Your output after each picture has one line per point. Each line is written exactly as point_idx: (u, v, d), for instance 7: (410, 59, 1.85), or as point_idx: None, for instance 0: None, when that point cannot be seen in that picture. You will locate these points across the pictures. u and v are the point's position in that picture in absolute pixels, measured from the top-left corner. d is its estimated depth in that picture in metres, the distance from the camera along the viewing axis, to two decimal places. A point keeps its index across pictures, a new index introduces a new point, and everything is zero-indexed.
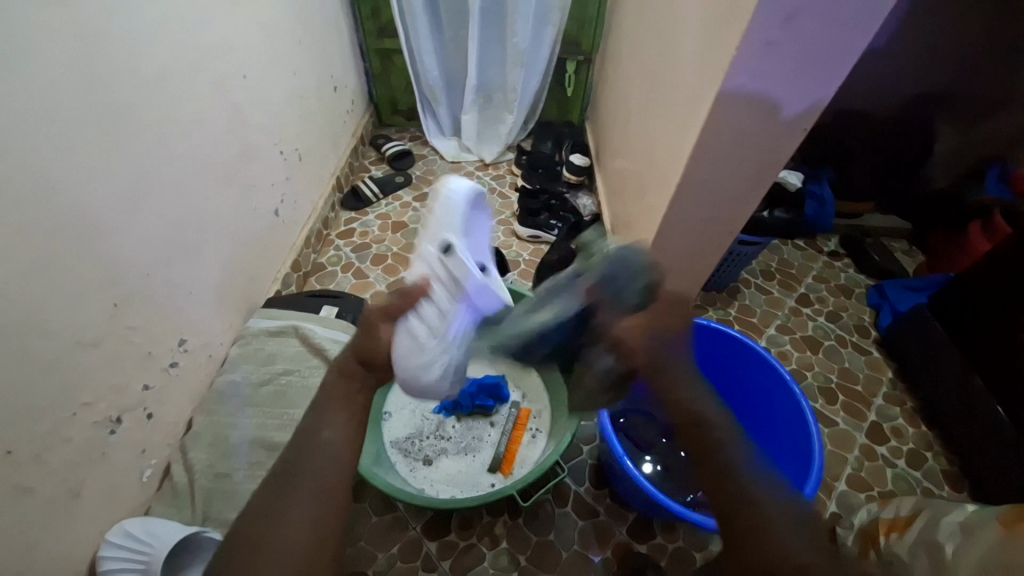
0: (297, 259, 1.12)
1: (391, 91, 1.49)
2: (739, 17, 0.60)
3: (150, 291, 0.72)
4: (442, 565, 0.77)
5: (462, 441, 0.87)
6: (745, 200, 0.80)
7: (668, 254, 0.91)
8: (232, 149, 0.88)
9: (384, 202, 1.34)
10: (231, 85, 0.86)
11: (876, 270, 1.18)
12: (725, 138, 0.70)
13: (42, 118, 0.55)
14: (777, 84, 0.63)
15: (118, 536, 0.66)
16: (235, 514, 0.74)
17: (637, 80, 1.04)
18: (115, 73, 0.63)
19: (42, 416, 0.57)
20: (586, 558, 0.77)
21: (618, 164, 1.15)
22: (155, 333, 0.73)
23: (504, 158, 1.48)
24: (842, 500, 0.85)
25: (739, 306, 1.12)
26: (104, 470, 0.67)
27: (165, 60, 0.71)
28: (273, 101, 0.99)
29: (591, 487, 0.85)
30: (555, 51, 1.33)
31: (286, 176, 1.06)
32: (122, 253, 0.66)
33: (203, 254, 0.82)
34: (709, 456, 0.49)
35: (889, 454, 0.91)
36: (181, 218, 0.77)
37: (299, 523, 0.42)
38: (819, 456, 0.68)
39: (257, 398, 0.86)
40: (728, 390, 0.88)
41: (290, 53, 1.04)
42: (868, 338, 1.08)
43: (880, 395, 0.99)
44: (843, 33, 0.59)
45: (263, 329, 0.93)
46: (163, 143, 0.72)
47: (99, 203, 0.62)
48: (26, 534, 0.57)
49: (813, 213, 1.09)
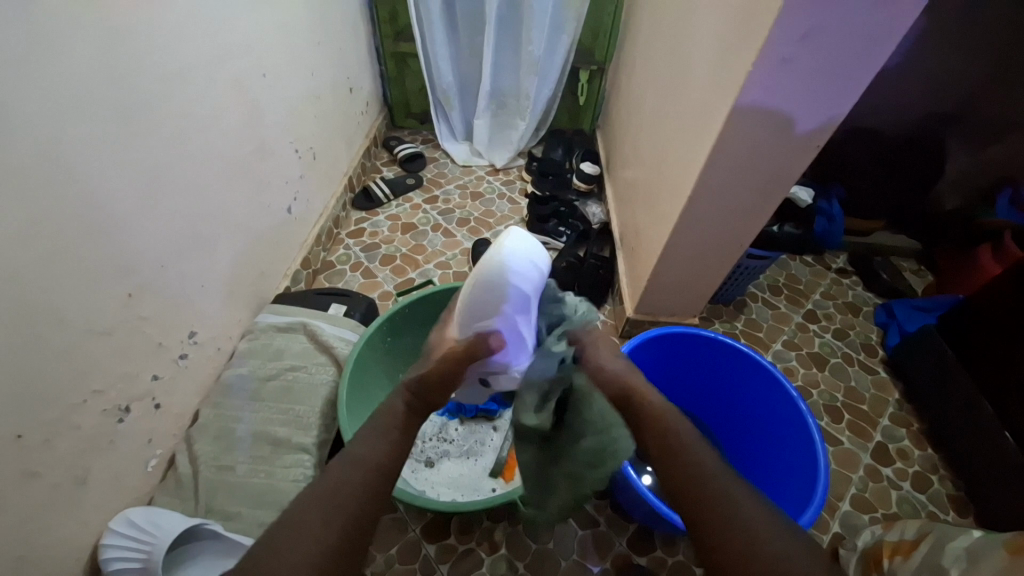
0: (307, 257, 1.12)
1: (405, 94, 1.50)
2: (755, 33, 0.60)
3: (162, 282, 0.72)
4: (441, 568, 0.76)
5: (464, 444, 0.87)
6: (755, 213, 0.80)
7: (677, 266, 0.91)
8: (248, 146, 0.89)
9: (394, 203, 1.35)
10: (250, 82, 0.87)
11: (885, 289, 1.18)
12: (738, 151, 0.70)
13: (67, 109, 0.56)
14: (792, 100, 0.64)
15: (121, 525, 0.67)
16: (238, 508, 0.75)
17: (650, 93, 1.05)
18: (137, 66, 0.64)
19: (51, 402, 0.58)
20: (585, 568, 0.77)
21: (629, 174, 1.16)
22: (166, 325, 0.74)
23: (515, 164, 1.49)
24: (845, 520, 0.84)
25: (745, 320, 1.12)
26: (110, 458, 0.67)
27: (186, 56, 0.72)
28: (290, 100, 1.00)
29: (593, 496, 0.84)
30: (569, 59, 1.34)
31: (299, 174, 1.07)
32: (136, 244, 0.67)
33: (215, 249, 0.83)
34: (691, 485, 0.48)
35: (895, 476, 0.90)
36: (197, 212, 0.78)
37: (308, 526, 0.42)
38: (824, 474, 0.67)
39: (263, 392, 0.86)
40: (731, 406, 0.88)
41: (308, 54, 1.05)
42: (875, 357, 1.08)
43: (886, 416, 0.98)
44: (859, 53, 0.59)
45: (271, 324, 0.94)
46: (182, 138, 0.73)
47: (116, 195, 0.63)
48: (29, 518, 0.57)
49: (822, 230, 1.12)
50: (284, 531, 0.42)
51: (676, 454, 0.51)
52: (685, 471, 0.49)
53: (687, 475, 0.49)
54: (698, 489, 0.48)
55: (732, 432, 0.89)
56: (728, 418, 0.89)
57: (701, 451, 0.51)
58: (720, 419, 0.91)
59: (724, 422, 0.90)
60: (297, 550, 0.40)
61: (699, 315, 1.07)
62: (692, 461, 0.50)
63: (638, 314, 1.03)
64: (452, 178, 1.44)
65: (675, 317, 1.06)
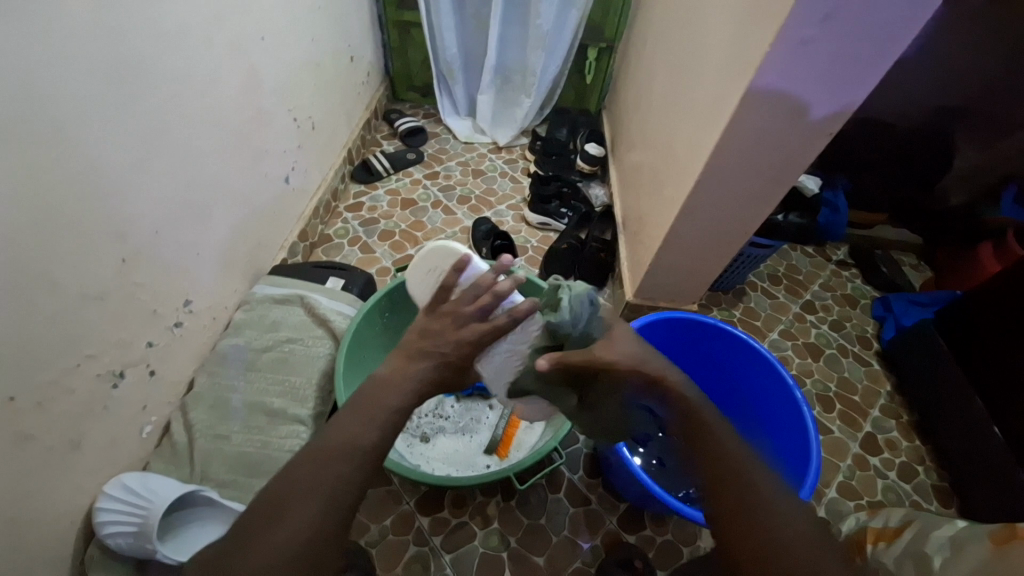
0: (305, 229, 1.11)
1: (407, 65, 1.46)
2: (775, 13, 0.59)
3: (157, 249, 0.71)
4: (434, 540, 0.78)
5: (460, 421, 0.88)
6: (762, 199, 0.78)
7: (680, 252, 0.91)
8: (245, 112, 0.86)
9: (394, 178, 1.33)
10: (248, 45, 0.84)
11: (883, 282, 1.18)
12: (748, 135, 0.69)
13: (55, 63, 0.53)
14: (808, 83, 0.62)
15: (115, 490, 0.67)
16: (233, 476, 0.75)
17: (661, 73, 1.02)
18: (132, 23, 0.62)
19: (46, 365, 0.57)
20: (576, 545, 0.78)
21: (635, 157, 1.14)
22: (162, 292, 0.73)
23: (518, 142, 1.47)
24: (831, 507, 0.86)
25: (744, 309, 1.12)
26: (105, 423, 0.67)
27: (183, 14, 0.69)
28: (289, 66, 0.97)
29: (585, 475, 0.85)
30: (578, 35, 1.31)
31: (297, 144, 1.05)
32: (132, 208, 0.66)
33: (211, 216, 0.81)
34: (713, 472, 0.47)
35: (882, 465, 0.92)
36: (193, 177, 0.76)
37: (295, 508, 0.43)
38: (815, 460, 0.69)
39: (259, 363, 0.85)
40: (725, 389, 0.89)
41: (308, 18, 1.01)
42: (869, 350, 1.08)
43: (877, 407, 1.00)
44: (879, 37, 0.57)
45: (268, 296, 0.93)
46: (178, 99, 0.71)
47: (110, 157, 0.61)
48: (24, 482, 0.57)
49: (827, 219, 1.11)
50: (291, 509, 0.43)
51: (713, 474, 0.47)
52: (745, 520, 0.44)
53: (739, 510, 0.44)
54: (742, 545, 0.43)
55: None
56: (719, 401, 0.90)
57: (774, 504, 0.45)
58: None
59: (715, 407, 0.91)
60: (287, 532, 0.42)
61: (696, 302, 1.07)
62: (769, 510, 0.44)
63: (637, 299, 1.04)
64: (453, 155, 1.42)
65: (674, 303, 1.06)
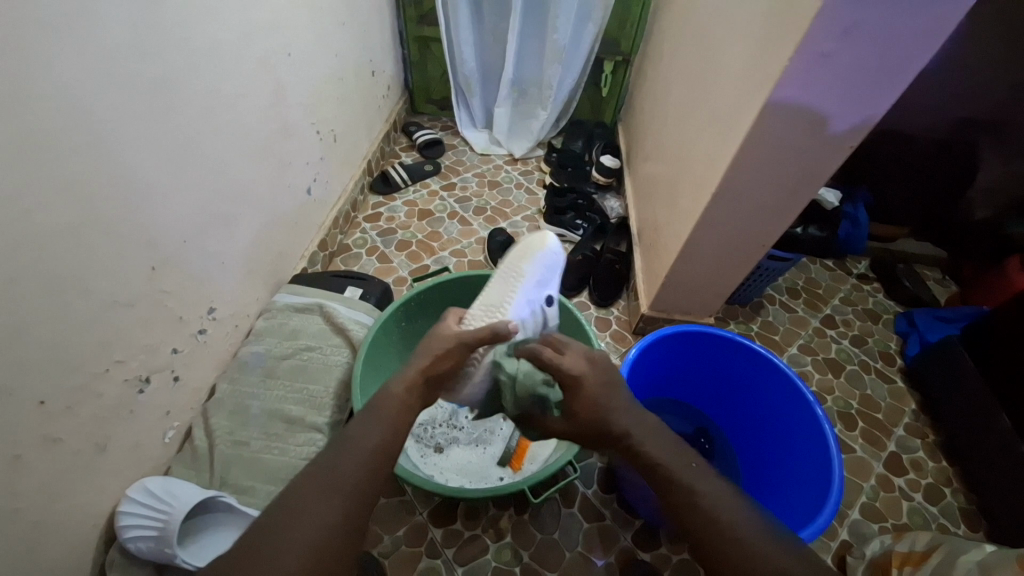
0: (324, 239, 1.13)
1: (426, 79, 1.49)
2: (794, 27, 0.59)
3: (184, 257, 0.73)
4: (446, 553, 0.77)
5: (473, 432, 0.88)
6: (780, 213, 0.78)
7: (696, 265, 0.90)
8: (270, 126, 0.89)
9: (412, 189, 1.35)
10: (275, 61, 0.87)
11: (906, 297, 1.15)
12: (766, 148, 0.69)
13: (90, 79, 0.56)
14: (828, 96, 0.62)
15: (138, 493, 0.68)
16: (251, 482, 0.76)
17: (678, 87, 1.03)
18: (164, 40, 0.64)
19: (76, 369, 0.59)
20: (590, 561, 0.77)
21: (651, 170, 1.14)
22: (187, 300, 0.75)
23: (533, 154, 1.48)
24: (854, 529, 0.84)
25: (761, 322, 1.10)
26: (129, 428, 0.69)
27: (214, 32, 0.72)
28: (312, 81, 0.99)
29: (600, 490, 0.84)
30: (595, 49, 1.32)
31: (319, 156, 1.07)
32: (161, 218, 0.68)
33: (235, 226, 0.84)
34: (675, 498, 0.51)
35: (907, 487, 0.89)
36: (219, 188, 0.78)
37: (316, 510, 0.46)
38: (838, 481, 0.66)
39: (277, 371, 0.87)
40: (745, 404, 0.88)
41: (332, 35, 1.04)
42: (893, 366, 1.06)
43: (901, 426, 0.97)
44: (903, 48, 0.57)
45: (287, 304, 0.95)
46: (207, 113, 0.73)
47: (141, 169, 0.64)
48: (52, 484, 0.59)
49: (846, 234, 1.09)
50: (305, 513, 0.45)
51: (684, 493, 0.51)
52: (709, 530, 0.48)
53: (709, 521, 0.48)
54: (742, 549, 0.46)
55: (742, 432, 0.89)
56: (745, 424, 0.89)
57: (745, 510, 0.49)
58: (729, 416, 0.91)
59: (736, 424, 0.90)
60: (302, 540, 0.44)
61: (713, 316, 1.06)
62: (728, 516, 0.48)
63: (652, 311, 1.03)
64: (469, 166, 1.44)
65: (689, 317, 1.05)
